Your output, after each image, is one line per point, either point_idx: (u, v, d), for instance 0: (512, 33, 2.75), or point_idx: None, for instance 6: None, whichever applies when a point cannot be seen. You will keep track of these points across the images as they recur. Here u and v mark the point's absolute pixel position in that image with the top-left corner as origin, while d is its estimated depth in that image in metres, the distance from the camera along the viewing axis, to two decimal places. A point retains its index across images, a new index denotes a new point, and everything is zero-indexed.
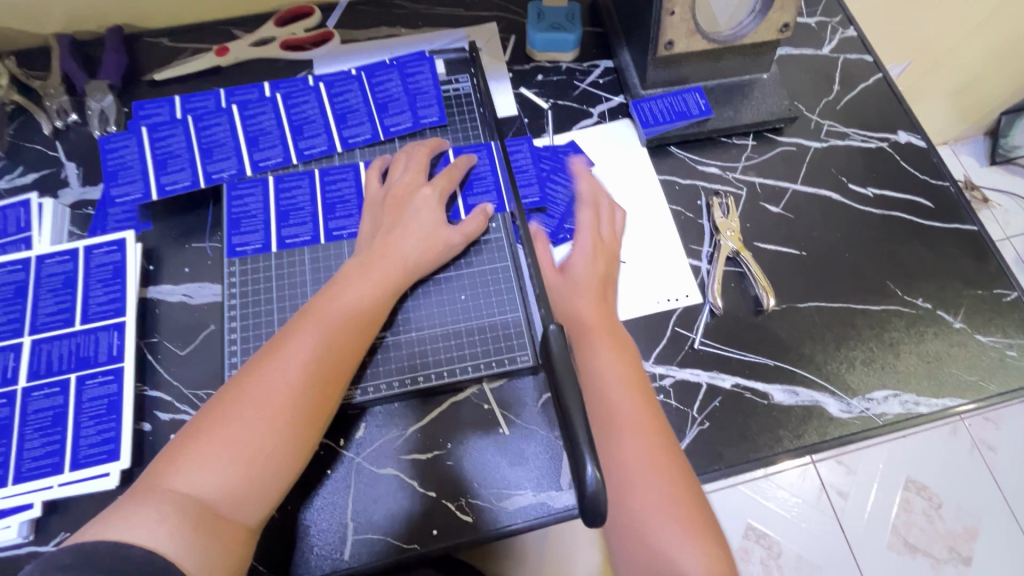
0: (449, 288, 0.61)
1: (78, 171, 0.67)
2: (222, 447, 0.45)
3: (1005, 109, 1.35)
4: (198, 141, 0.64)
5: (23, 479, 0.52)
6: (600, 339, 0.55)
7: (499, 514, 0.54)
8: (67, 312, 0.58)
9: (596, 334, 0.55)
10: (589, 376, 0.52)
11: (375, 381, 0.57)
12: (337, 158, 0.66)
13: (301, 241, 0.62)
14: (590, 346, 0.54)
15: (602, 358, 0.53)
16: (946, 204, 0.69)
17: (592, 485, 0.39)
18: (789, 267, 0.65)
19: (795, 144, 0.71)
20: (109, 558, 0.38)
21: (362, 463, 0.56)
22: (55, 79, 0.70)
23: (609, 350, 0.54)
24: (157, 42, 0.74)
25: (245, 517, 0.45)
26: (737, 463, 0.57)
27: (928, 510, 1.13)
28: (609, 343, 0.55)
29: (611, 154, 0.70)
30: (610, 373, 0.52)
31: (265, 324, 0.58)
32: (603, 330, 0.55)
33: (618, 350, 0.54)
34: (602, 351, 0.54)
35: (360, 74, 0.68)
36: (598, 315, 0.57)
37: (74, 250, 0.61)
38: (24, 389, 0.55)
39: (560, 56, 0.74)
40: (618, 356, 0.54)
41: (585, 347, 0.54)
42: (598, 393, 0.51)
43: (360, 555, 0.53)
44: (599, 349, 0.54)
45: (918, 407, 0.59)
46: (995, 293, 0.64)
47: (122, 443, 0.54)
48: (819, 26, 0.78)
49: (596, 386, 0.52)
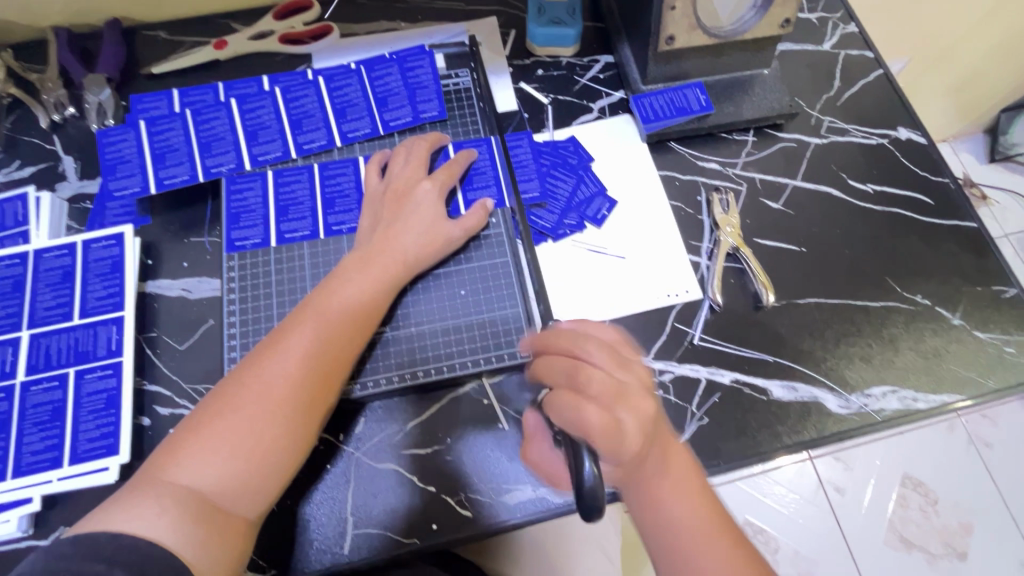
0: (449, 282, 0.61)
1: (76, 165, 0.67)
2: (222, 441, 0.46)
3: (1005, 106, 1.35)
4: (197, 135, 0.64)
5: (22, 474, 0.52)
6: (667, 484, 0.48)
7: (498, 509, 0.55)
8: (65, 306, 0.58)
9: (659, 479, 0.48)
10: (663, 531, 0.47)
11: (374, 376, 0.57)
12: (336, 152, 0.65)
13: (300, 235, 0.61)
14: (658, 494, 0.47)
15: (674, 504, 0.47)
16: (946, 201, 0.68)
17: (591, 481, 0.40)
18: (788, 263, 0.65)
19: (795, 140, 0.71)
20: (110, 551, 0.38)
21: (362, 457, 0.56)
22: (52, 72, 0.69)
23: (681, 495, 0.48)
24: (155, 35, 0.74)
25: (245, 510, 0.46)
26: (736, 459, 0.57)
27: (925, 506, 1.14)
28: (677, 482, 0.48)
29: (611, 149, 0.69)
30: (683, 519, 0.47)
31: (264, 318, 0.58)
32: (668, 470, 0.48)
33: (687, 488, 0.48)
34: (672, 499, 0.47)
35: (359, 68, 0.68)
36: (658, 451, 0.48)
37: (72, 244, 0.60)
38: (23, 383, 0.55)
39: (561, 51, 0.73)
40: (688, 498, 0.48)
41: (652, 497, 0.47)
42: (676, 551, 0.46)
43: (360, 549, 0.53)
44: (665, 493, 0.47)
45: (916, 403, 0.59)
46: (993, 290, 0.64)
47: (121, 437, 0.54)
48: (820, 22, 0.78)
49: (671, 540, 0.46)
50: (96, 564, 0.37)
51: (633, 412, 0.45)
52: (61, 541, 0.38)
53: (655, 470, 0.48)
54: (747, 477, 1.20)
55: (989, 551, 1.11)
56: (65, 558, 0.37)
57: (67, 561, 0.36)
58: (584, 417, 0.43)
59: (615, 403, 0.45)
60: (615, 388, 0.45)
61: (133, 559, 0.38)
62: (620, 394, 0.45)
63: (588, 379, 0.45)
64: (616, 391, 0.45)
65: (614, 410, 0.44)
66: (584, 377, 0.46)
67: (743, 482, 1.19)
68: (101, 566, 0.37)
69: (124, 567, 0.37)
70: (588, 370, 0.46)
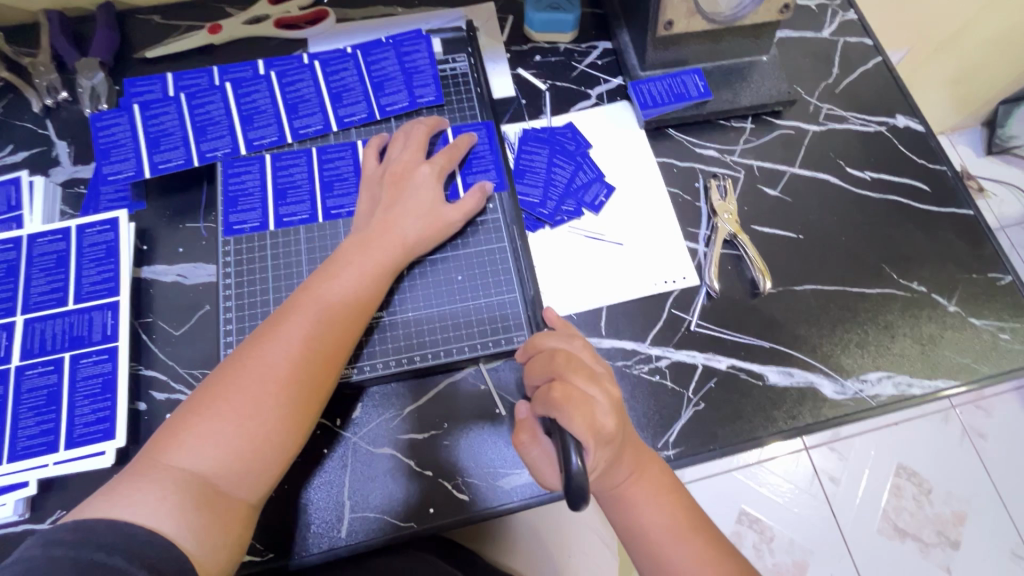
0: (446, 268, 0.61)
1: (69, 150, 0.66)
2: (222, 424, 0.46)
3: (1003, 98, 1.35)
4: (192, 119, 0.63)
5: (17, 458, 0.52)
6: (641, 491, 0.49)
7: (495, 493, 0.55)
8: (60, 291, 0.58)
9: (633, 487, 0.49)
10: (638, 534, 0.49)
11: (372, 360, 0.57)
12: (333, 137, 0.65)
13: (298, 220, 0.61)
14: (632, 498, 0.49)
15: (647, 506, 0.49)
16: (943, 188, 0.69)
17: (578, 471, 0.40)
18: (785, 249, 0.65)
19: (793, 127, 0.71)
20: (110, 535, 0.38)
21: (359, 442, 0.56)
22: (44, 56, 0.69)
23: (655, 499, 0.49)
24: (148, 19, 0.73)
25: (246, 494, 0.46)
26: (730, 444, 0.57)
27: (918, 496, 1.16)
28: (650, 487, 0.49)
29: (610, 135, 0.69)
30: (658, 521, 0.48)
31: (261, 303, 0.58)
32: (640, 474, 0.49)
33: (661, 491, 0.50)
34: (644, 501, 0.49)
35: (356, 52, 0.67)
36: (631, 460, 0.49)
37: (67, 229, 0.60)
38: (18, 367, 0.55)
39: (559, 37, 0.73)
40: (661, 501, 0.49)
41: (626, 501, 0.49)
42: (651, 553, 0.48)
43: (357, 533, 0.53)
44: (643, 501, 0.49)
45: (911, 389, 0.60)
46: (989, 277, 0.64)
47: (117, 422, 0.54)
48: (819, 9, 0.77)
49: (646, 543, 0.48)
50: (96, 551, 0.37)
51: (607, 397, 0.48)
52: (60, 526, 0.38)
53: (627, 478, 0.49)
54: (742, 468, 1.19)
55: (980, 540, 1.13)
56: (64, 544, 0.36)
57: (67, 546, 0.36)
58: (568, 396, 0.46)
59: (589, 386, 0.48)
60: (591, 373, 0.49)
61: (133, 542, 0.39)
62: (593, 378, 0.49)
63: (571, 363, 0.49)
64: (590, 377, 0.49)
65: (589, 395, 0.47)
66: (568, 363, 0.49)
67: (738, 471, 1.19)
68: (101, 553, 0.37)
69: (125, 555, 0.37)
70: (568, 356, 0.50)
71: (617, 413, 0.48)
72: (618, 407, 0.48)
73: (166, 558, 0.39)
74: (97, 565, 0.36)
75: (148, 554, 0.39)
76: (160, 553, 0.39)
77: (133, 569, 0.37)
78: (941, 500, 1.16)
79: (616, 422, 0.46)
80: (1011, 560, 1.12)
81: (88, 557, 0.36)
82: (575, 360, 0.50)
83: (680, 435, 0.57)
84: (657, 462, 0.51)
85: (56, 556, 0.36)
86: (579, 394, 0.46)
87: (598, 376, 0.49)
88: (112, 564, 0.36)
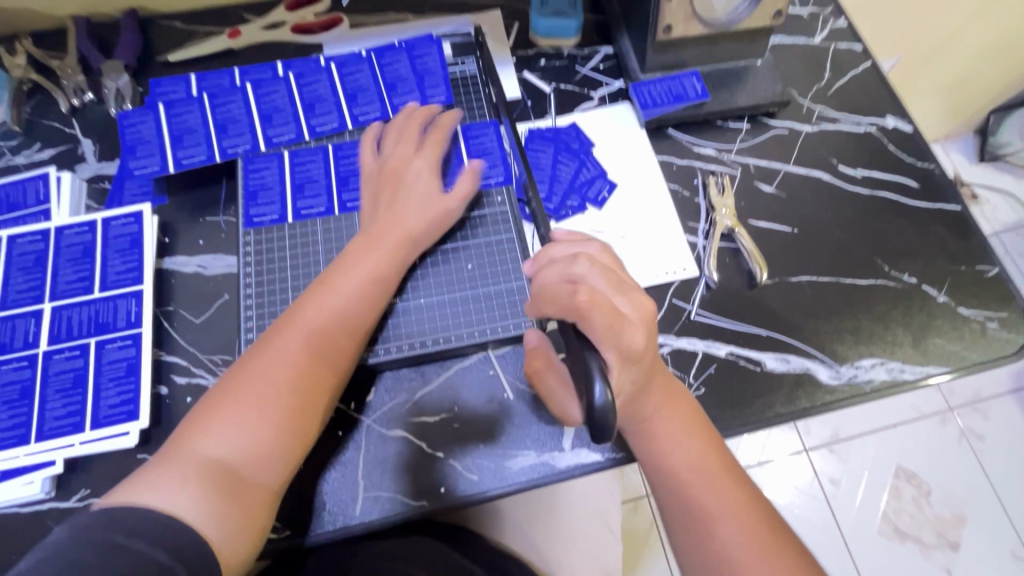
0: (458, 258, 0.63)
1: (95, 148, 0.69)
2: (242, 412, 0.48)
3: (993, 107, 1.39)
4: (214, 117, 0.66)
5: (45, 438, 0.54)
6: (668, 427, 0.50)
7: (504, 473, 0.57)
8: (86, 281, 0.60)
9: (661, 422, 0.50)
10: (664, 471, 0.50)
11: (387, 344, 0.59)
12: (348, 135, 0.68)
13: (316, 213, 0.64)
14: (659, 434, 0.50)
15: (676, 445, 0.50)
16: (932, 185, 0.71)
17: (602, 402, 0.39)
18: (780, 243, 0.68)
19: (787, 127, 0.74)
20: (132, 521, 0.40)
21: (373, 424, 0.58)
22: (72, 58, 0.72)
23: (683, 438, 0.50)
24: (171, 25, 0.76)
25: (267, 481, 0.48)
26: (731, 427, 0.59)
27: (917, 496, 1.18)
28: (678, 425, 0.51)
29: (612, 135, 0.72)
30: (684, 459, 0.49)
31: (279, 290, 0.60)
32: (670, 412, 0.51)
33: (691, 430, 0.51)
34: (674, 438, 0.50)
35: (370, 55, 0.71)
36: (659, 396, 0.51)
37: (92, 222, 0.63)
38: (45, 352, 0.57)
39: (563, 42, 0.76)
40: (691, 439, 0.50)
41: (654, 439, 0.50)
42: (676, 487, 0.49)
43: (371, 511, 0.55)
44: (670, 439, 0.50)
45: (903, 374, 0.62)
46: (977, 268, 0.67)
47: (140, 404, 0.56)
48: (811, 17, 0.81)
49: (671, 478, 0.49)
50: (117, 534, 0.39)
51: (635, 311, 0.49)
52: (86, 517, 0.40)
53: (655, 413, 0.50)
54: (742, 468, 1.20)
55: (978, 539, 1.15)
56: (92, 529, 0.39)
57: (93, 531, 0.39)
58: (595, 309, 0.46)
59: (617, 295, 0.49)
60: (617, 282, 0.50)
61: (153, 528, 0.41)
62: (619, 289, 0.49)
63: (596, 274, 0.49)
64: (616, 288, 0.49)
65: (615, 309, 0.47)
66: (595, 274, 0.49)
67: None
68: (122, 537, 0.39)
69: (146, 539, 0.40)
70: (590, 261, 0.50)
71: (647, 332, 0.49)
72: (648, 324, 0.49)
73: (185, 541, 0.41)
74: (118, 546, 0.38)
75: (170, 538, 0.41)
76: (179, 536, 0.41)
77: (155, 551, 0.39)
78: (940, 501, 1.18)
79: (642, 341, 0.48)
80: (1010, 560, 1.13)
81: (110, 539, 0.39)
82: (602, 271, 0.50)
83: None
84: (690, 403, 0.52)
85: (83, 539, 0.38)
86: (605, 304, 0.47)
87: (629, 291, 0.50)
88: (133, 546, 0.39)
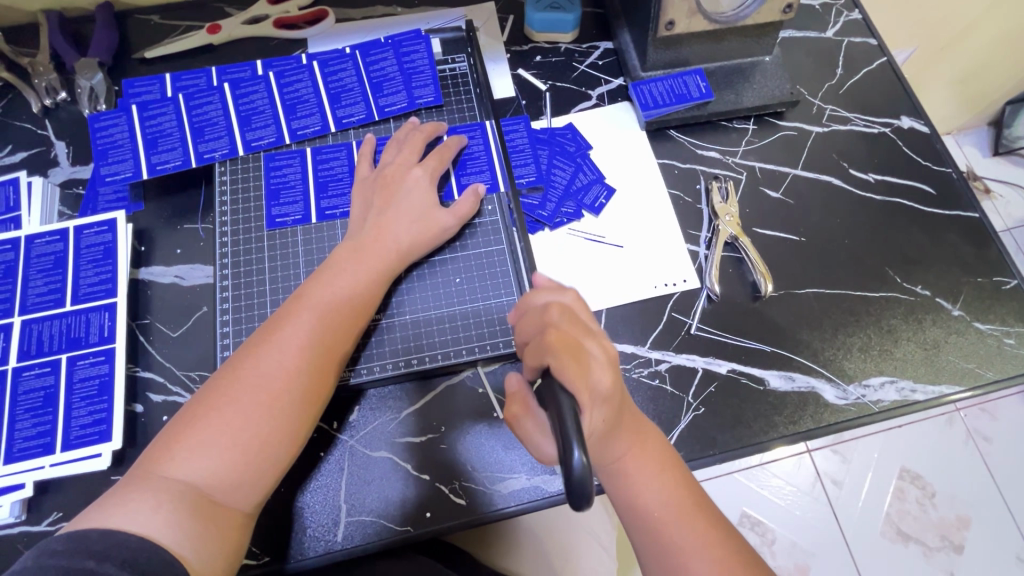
0: (444, 271, 0.60)
1: (68, 151, 0.66)
2: (216, 434, 0.45)
3: (1009, 98, 1.33)
4: (190, 119, 0.63)
5: (14, 459, 0.52)
6: (640, 468, 0.47)
7: (492, 497, 0.54)
8: (57, 293, 0.58)
9: (632, 463, 0.47)
10: (638, 514, 0.46)
11: (370, 364, 0.56)
12: (331, 137, 0.64)
13: (341, 212, 0.61)
14: (632, 476, 0.47)
15: (648, 486, 0.46)
16: (948, 191, 0.68)
17: (579, 469, 0.34)
18: (786, 252, 0.64)
19: (796, 128, 0.70)
20: (104, 542, 0.38)
21: (356, 445, 0.56)
22: (43, 55, 0.68)
23: (655, 477, 0.47)
24: (148, 19, 0.72)
25: (241, 504, 0.45)
26: (731, 449, 0.56)
27: (921, 499, 1.15)
28: (651, 463, 0.47)
29: (611, 137, 0.69)
30: (657, 500, 0.46)
31: (257, 306, 0.58)
32: (639, 448, 0.47)
33: (664, 468, 0.47)
34: (645, 475, 0.47)
35: (354, 52, 0.67)
36: (629, 436, 0.47)
37: (64, 230, 0.60)
38: (15, 368, 0.55)
39: (560, 37, 0.72)
40: (663, 475, 0.47)
41: (625, 476, 0.47)
42: (651, 532, 0.45)
43: (354, 537, 0.53)
44: (642, 479, 0.47)
45: (914, 395, 0.59)
46: (994, 281, 0.63)
47: (113, 424, 0.53)
48: (824, 8, 0.76)
49: (646, 522, 0.46)
50: (87, 559, 0.36)
51: (604, 353, 0.46)
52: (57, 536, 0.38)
53: (625, 454, 0.47)
54: (744, 470, 1.18)
55: (985, 545, 1.12)
56: (56, 553, 0.36)
57: (59, 556, 0.36)
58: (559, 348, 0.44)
59: (586, 338, 0.46)
60: (586, 328, 0.47)
61: (122, 549, 0.38)
62: (587, 332, 0.47)
63: (564, 317, 0.47)
64: (584, 330, 0.47)
65: (586, 352, 0.45)
66: (562, 314, 0.47)
67: (740, 473, 1.18)
68: (93, 561, 0.36)
69: (114, 562, 0.37)
70: (562, 308, 0.48)
71: (614, 377, 0.46)
72: (613, 366, 0.47)
73: (158, 563, 0.38)
74: (87, 572, 0.35)
75: (141, 559, 0.38)
76: (155, 559, 0.39)
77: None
78: (945, 503, 1.15)
79: (611, 380, 0.45)
80: (1016, 565, 1.11)
81: (78, 564, 0.36)
82: (568, 313, 0.48)
83: (680, 440, 0.56)
84: (661, 438, 0.49)
85: (48, 565, 0.35)
86: (575, 344, 0.45)
87: (601, 340, 0.47)
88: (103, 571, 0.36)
